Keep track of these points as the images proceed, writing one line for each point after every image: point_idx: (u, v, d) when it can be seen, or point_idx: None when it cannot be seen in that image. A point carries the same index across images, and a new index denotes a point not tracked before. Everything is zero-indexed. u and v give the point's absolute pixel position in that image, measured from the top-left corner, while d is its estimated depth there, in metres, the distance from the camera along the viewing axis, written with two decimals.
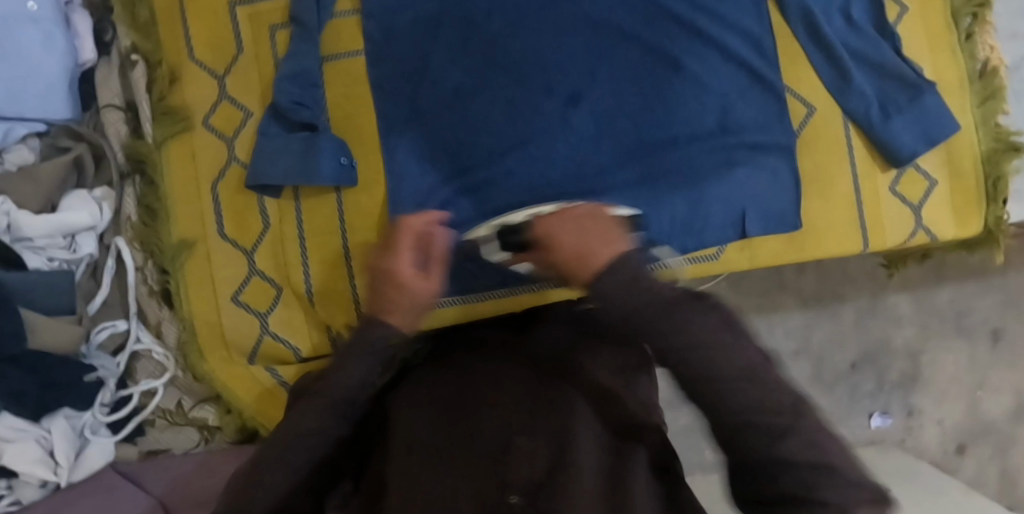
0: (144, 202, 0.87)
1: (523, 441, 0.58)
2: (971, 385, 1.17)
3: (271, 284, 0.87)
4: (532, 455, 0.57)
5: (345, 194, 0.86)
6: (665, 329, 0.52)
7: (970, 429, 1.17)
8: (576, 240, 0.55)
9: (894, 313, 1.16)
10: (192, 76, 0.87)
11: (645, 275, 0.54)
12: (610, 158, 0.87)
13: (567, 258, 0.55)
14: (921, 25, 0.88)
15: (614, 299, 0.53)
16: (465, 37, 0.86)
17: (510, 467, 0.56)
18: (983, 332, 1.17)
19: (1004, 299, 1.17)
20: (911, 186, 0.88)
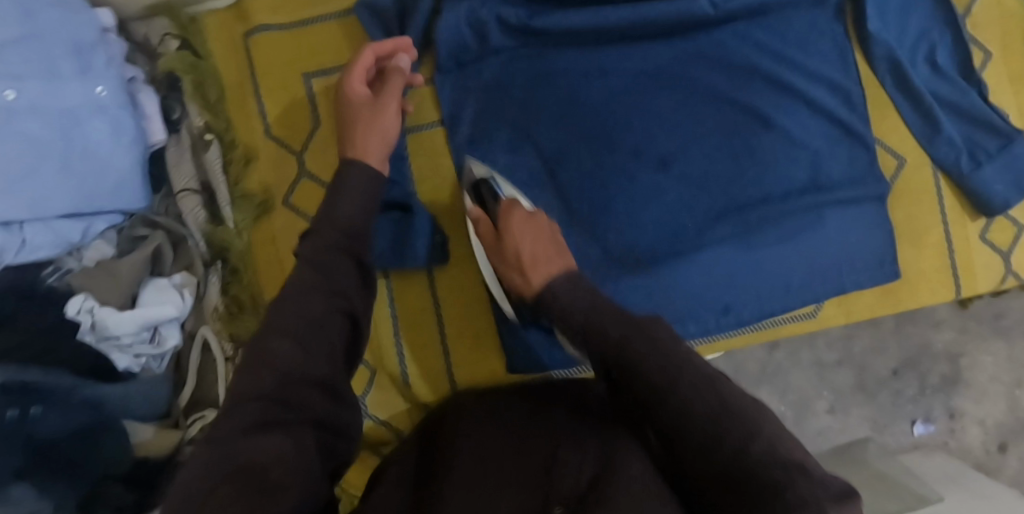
0: (231, 291, 0.82)
1: (568, 455, 0.59)
2: (1010, 384, 1.14)
3: (364, 367, 0.84)
4: (576, 473, 0.57)
5: (436, 271, 0.84)
6: None
7: (1012, 427, 1.14)
8: (530, 249, 0.68)
9: (933, 317, 1.14)
10: (269, 154, 0.84)
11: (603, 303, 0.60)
12: (703, 218, 0.86)
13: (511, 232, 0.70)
14: (1004, 69, 0.88)
15: (566, 306, 0.61)
16: (547, 94, 0.85)
17: (555, 483, 0.56)
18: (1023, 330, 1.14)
19: None
20: (1001, 232, 0.88)
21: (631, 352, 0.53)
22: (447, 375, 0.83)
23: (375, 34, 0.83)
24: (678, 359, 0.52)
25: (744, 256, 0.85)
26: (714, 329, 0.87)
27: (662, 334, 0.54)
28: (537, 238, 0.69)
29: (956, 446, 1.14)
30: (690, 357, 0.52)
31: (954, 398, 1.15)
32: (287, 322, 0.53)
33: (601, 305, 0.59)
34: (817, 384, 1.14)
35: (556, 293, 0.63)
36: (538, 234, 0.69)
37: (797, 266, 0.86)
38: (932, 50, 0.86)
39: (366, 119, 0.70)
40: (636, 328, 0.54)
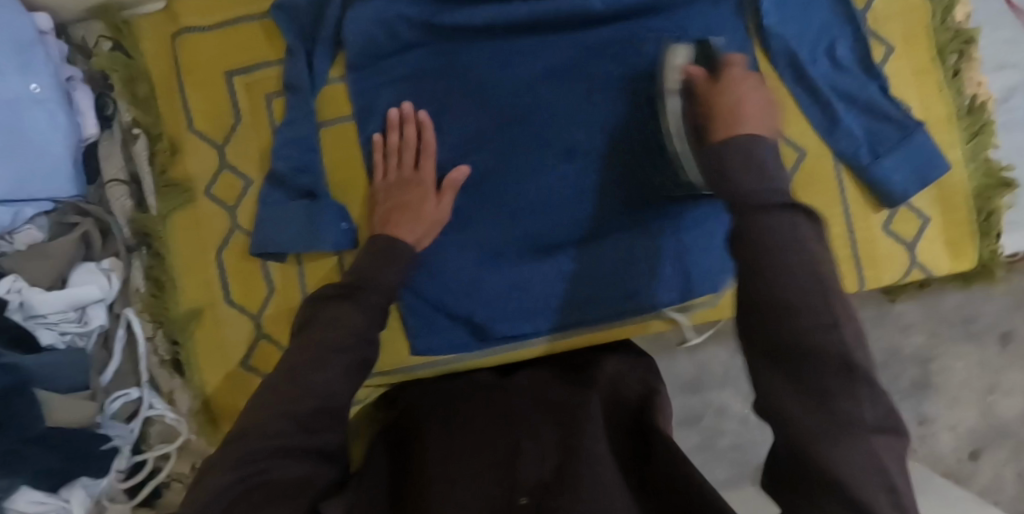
0: (152, 275, 0.88)
1: (529, 445, 0.59)
2: (983, 391, 1.04)
3: (278, 348, 0.88)
4: (540, 455, 0.58)
5: (345, 256, 0.88)
6: (795, 239, 0.49)
7: (984, 435, 1.04)
8: (731, 121, 0.59)
9: (902, 320, 1.04)
10: (193, 146, 0.89)
11: (765, 160, 0.55)
12: (608, 206, 0.87)
13: (726, 110, 0.61)
14: (908, 64, 0.88)
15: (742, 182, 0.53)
16: (447, 90, 0.87)
17: (521, 470, 0.57)
18: (994, 335, 1.04)
19: (1016, 301, 1.04)
20: (904, 223, 0.89)
21: (787, 297, 0.48)
22: None
23: (288, 33, 0.87)
24: (817, 313, 0.47)
25: (643, 244, 0.87)
26: (615, 315, 0.89)
27: (837, 309, 0.47)
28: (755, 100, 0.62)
29: (924, 454, 1.04)
30: (831, 308, 0.47)
31: (925, 404, 1.05)
32: (332, 362, 0.61)
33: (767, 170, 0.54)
34: None
35: (761, 214, 0.50)
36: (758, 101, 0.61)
37: (696, 256, 0.87)
38: (832, 45, 0.87)
39: (413, 196, 0.83)
40: (789, 272, 0.48)
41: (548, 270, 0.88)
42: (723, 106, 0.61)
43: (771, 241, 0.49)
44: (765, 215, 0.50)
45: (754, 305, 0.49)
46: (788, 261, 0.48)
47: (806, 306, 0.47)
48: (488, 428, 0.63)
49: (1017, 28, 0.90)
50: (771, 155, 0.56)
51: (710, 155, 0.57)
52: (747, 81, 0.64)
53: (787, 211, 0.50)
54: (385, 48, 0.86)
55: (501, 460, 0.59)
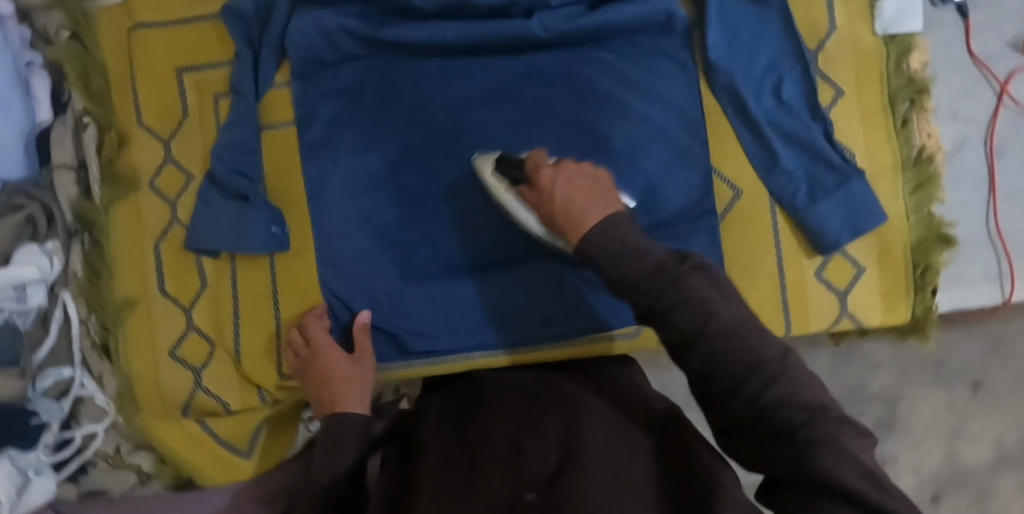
0: (88, 260, 0.91)
1: (533, 442, 0.60)
2: (948, 435, 1.05)
3: (207, 341, 0.90)
4: (544, 449, 0.59)
5: (277, 258, 0.90)
6: (720, 310, 0.48)
7: (946, 476, 1.04)
8: (583, 202, 0.60)
9: (871, 360, 1.05)
10: (139, 140, 0.91)
11: (645, 251, 0.53)
12: (531, 227, 0.87)
13: (563, 212, 0.60)
14: (857, 108, 0.86)
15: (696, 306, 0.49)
16: (385, 104, 0.88)
17: (527, 465, 0.58)
18: (963, 380, 1.04)
19: (988, 349, 1.04)
20: (838, 272, 0.86)
21: (733, 357, 0.47)
22: (276, 353, 0.89)
23: (235, 37, 0.89)
24: (774, 360, 0.47)
25: (562, 268, 0.87)
26: (529, 338, 0.88)
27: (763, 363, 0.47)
28: (572, 180, 0.63)
29: None
30: (774, 351, 0.48)
31: (886, 444, 1.05)
32: (337, 467, 0.72)
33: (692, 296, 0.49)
34: None
35: (661, 290, 0.50)
36: (580, 188, 0.61)
37: (615, 284, 0.87)
38: (779, 83, 0.85)
39: (339, 390, 0.82)
40: (738, 333, 0.48)
41: (467, 290, 0.89)
42: (565, 208, 0.60)
43: (709, 324, 0.48)
44: (675, 287, 0.50)
45: (702, 362, 0.48)
46: (734, 331, 0.48)
47: (749, 354, 0.47)
48: (493, 404, 0.68)
49: (978, 79, 0.89)
50: (640, 230, 0.56)
51: (587, 260, 0.56)
52: (550, 169, 0.65)
53: (701, 272, 0.51)
54: (325, 59, 0.88)
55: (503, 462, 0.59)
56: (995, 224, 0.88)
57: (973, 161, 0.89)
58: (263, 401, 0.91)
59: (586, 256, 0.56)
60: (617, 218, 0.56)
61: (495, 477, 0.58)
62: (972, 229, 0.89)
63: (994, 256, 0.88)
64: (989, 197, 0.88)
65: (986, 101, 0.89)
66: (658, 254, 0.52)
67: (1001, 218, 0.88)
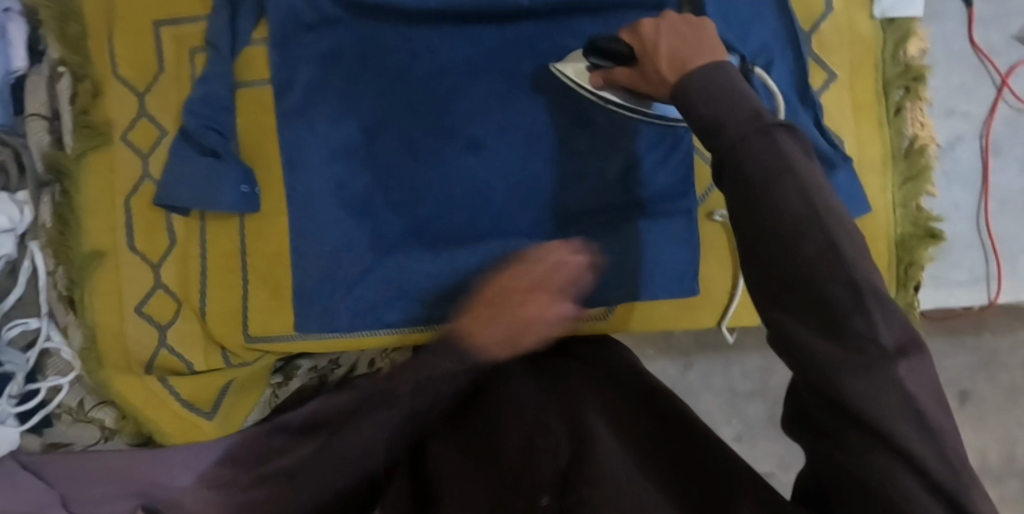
0: (58, 211, 0.89)
1: (544, 443, 0.70)
2: None
3: (173, 299, 0.89)
4: (553, 452, 0.69)
5: (247, 219, 0.88)
6: (785, 164, 0.47)
7: None
8: (690, 51, 0.58)
9: None
10: (114, 92, 0.90)
11: (742, 94, 0.51)
12: (511, 202, 0.87)
13: (671, 61, 0.58)
14: (849, 95, 0.83)
15: (746, 158, 0.48)
16: (362, 68, 0.87)
17: (539, 467, 0.68)
18: (952, 391, 1.09)
19: (980, 361, 1.09)
20: None
21: (777, 225, 0.47)
22: (242, 317, 0.88)
23: None
24: (818, 247, 0.46)
25: (538, 247, 0.87)
26: None
27: (834, 232, 0.46)
28: (680, 37, 0.60)
29: None
30: (824, 217, 0.46)
31: None
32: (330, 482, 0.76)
33: (778, 157, 0.47)
34: (726, 411, 1.14)
35: (744, 143, 0.49)
36: (696, 35, 0.59)
37: None
38: (769, 64, 0.82)
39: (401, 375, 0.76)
40: (784, 197, 0.47)
41: (436, 264, 0.87)
42: (669, 57, 0.58)
43: (755, 182, 0.48)
44: (766, 139, 0.48)
45: (759, 236, 0.48)
46: (796, 202, 0.47)
47: (801, 211, 0.47)
48: (501, 417, 0.75)
49: (979, 72, 0.85)
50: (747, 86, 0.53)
51: (685, 108, 0.54)
52: (683, 32, 0.60)
53: (776, 128, 0.48)
54: (303, 19, 0.86)
55: (518, 461, 0.69)
56: (986, 224, 0.85)
57: (967, 158, 0.86)
58: (228, 363, 0.91)
59: (684, 96, 0.54)
60: (728, 68, 0.54)
61: (513, 493, 0.66)
62: (961, 229, 0.86)
63: (983, 257, 0.86)
64: (982, 196, 0.85)
65: (986, 95, 0.85)
66: (758, 104, 0.51)
67: (992, 219, 0.85)
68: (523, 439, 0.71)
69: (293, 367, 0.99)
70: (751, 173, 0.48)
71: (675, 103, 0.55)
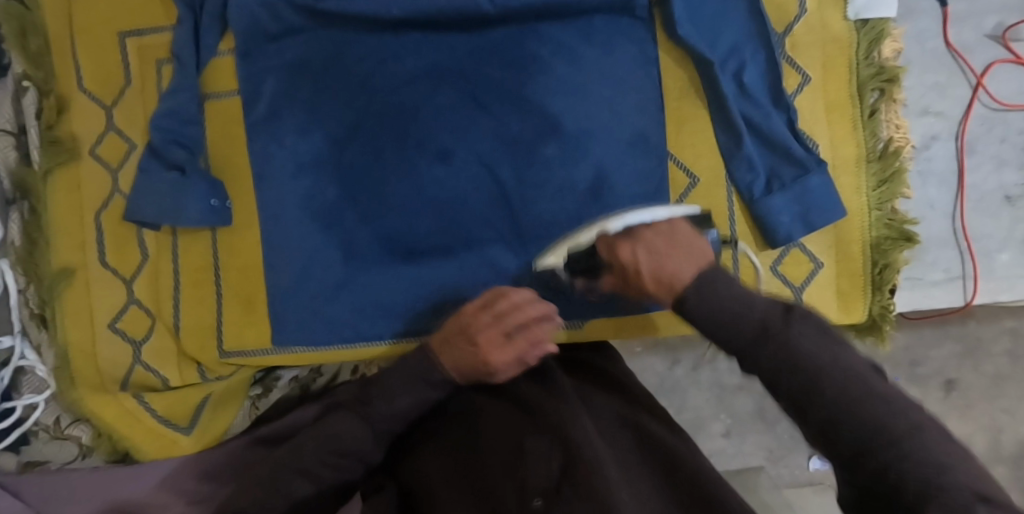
0: (27, 231, 0.88)
1: (533, 443, 0.67)
2: None
3: (147, 314, 0.89)
4: (542, 457, 0.65)
5: (219, 232, 0.88)
6: (762, 308, 0.55)
7: None
8: (671, 265, 0.58)
9: None
10: (80, 106, 0.89)
11: (731, 290, 0.56)
12: (484, 209, 0.86)
13: (652, 273, 0.59)
14: (822, 97, 0.83)
15: (720, 319, 0.56)
16: (327, 78, 0.85)
17: (529, 471, 0.64)
18: (938, 381, 1.10)
19: (963, 350, 1.09)
20: (794, 266, 0.84)
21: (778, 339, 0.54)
22: (216, 331, 0.88)
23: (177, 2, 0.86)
24: (813, 345, 0.53)
25: (510, 256, 0.86)
26: None
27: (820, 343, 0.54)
28: (664, 246, 0.60)
29: None
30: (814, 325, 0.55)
31: None
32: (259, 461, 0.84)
33: (748, 296, 0.56)
34: (715, 407, 1.14)
35: (719, 289, 0.56)
36: (673, 243, 0.60)
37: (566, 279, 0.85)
38: (741, 68, 0.81)
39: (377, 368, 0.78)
40: (774, 324, 0.54)
41: (407, 276, 0.86)
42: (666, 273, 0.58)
43: (747, 322, 0.55)
44: (735, 297, 0.56)
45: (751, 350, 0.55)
46: (784, 322, 0.54)
47: (786, 326, 0.54)
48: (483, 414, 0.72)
49: (953, 71, 0.84)
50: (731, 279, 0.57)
51: (688, 316, 0.57)
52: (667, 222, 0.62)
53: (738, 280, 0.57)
54: (269, 31, 0.86)
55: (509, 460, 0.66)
56: (962, 224, 0.85)
57: (942, 158, 0.85)
58: (204, 377, 0.90)
59: (682, 311, 0.57)
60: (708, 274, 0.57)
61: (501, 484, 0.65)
62: (936, 229, 0.86)
63: (960, 257, 0.85)
64: (957, 196, 0.85)
65: (961, 94, 0.84)
66: (736, 277, 0.57)
67: (968, 218, 0.85)
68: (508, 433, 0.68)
69: (273, 379, 0.96)
70: (736, 324, 0.55)
71: (681, 318, 0.58)
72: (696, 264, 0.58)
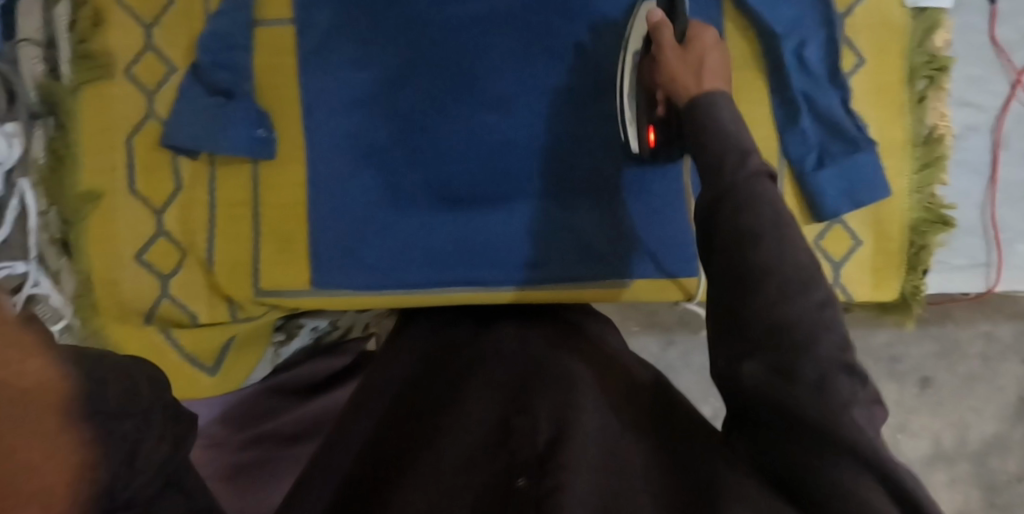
0: (53, 147, 0.83)
1: (522, 421, 0.52)
2: (892, 427, 1.16)
3: (176, 248, 0.85)
4: (531, 433, 0.50)
5: (261, 166, 0.84)
6: (774, 265, 0.51)
7: None
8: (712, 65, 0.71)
9: None
10: (116, 22, 0.84)
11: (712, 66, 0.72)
12: (534, 164, 0.85)
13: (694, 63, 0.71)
14: (874, 80, 0.85)
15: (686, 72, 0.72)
16: (388, 14, 0.83)
17: (516, 447, 0.49)
18: (914, 376, 1.15)
19: (940, 349, 1.14)
20: (835, 242, 0.87)
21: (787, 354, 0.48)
22: (252, 268, 0.84)
23: None
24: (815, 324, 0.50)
25: (561, 213, 0.85)
26: (521, 281, 0.85)
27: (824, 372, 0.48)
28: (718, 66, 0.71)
29: None
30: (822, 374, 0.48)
31: None
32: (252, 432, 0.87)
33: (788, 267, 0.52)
34: (705, 389, 1.16)
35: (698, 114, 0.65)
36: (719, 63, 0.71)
37: (619, 241, 0.85)
38: (802, 44, 0.83)
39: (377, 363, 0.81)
40: (794, 319, 0.49)
41: (453, 225, 0.86)
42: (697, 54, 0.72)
43: (765, 262, 0.52)
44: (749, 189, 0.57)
45: (746, 276, 0.52)
46: (789, 312, 0.50)
47: (786, 294, 0.50)
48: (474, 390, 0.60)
49: (996, 67, 0.88)
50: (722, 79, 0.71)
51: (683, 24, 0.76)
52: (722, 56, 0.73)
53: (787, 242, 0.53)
54: None
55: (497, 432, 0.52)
56: (991, 214, 0.89)
57: (977, 149, 0.89)
58: (233, 316, 0.86)
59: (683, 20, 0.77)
60: (719, 93, 0.66)
61: (484, 452, 0.50)
62: (968, 217, 0.90)
63: (986, 247, 0.89)
64: (988, 186, 0.89)
65: (1000, 89, 0.88)
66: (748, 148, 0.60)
67: (999, 210, 0.89)
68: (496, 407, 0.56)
69: (296, 326, 0.94)
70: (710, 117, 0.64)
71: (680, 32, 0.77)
72: (716, 83, 0.69)
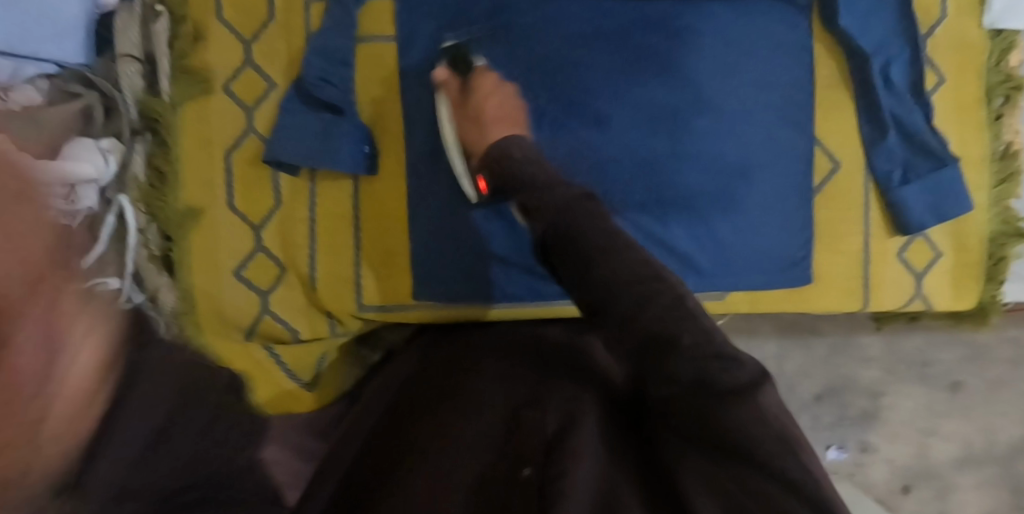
0: (154, 163, 0.83)
1: (529, 414, 0.55)
2: (921, 431, 1.14)
3: (276, 264, 0.85)
4: (538, 427, 0.53)
5: (361, 182, 0.85)
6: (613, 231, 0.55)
7: (914, 469, 1.14)
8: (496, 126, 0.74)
9: (865, 353, 1.15)
10: (215, 37, 0.83)
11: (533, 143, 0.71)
12: (623, 180, 0.84)
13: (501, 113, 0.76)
14: (955, 98, 0.89)
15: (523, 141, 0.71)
16: (491, 30, 0.84)
17: (522, 438, 0.52)
18: (945, 381, 1.14)
19: (967, 354, 1.14)
20: (918, 254, 0.90)
21: (646, 317, 0.50)
22: (354, 283, 0.85)
23: None
24: (662, 284, 0.51)
25: (656, 231, 0.84)
26: None
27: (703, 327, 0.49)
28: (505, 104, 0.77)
29: (861, 479, 1.15)
30: (677, 318, 0.49)
31: (868, 433, 1.15)
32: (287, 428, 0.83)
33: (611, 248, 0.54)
34: None
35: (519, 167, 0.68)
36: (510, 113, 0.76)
37: (714, 259, 0.86)
38: (887, 64, 0.86)
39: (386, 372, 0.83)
40: (642, 282, 0.51)
41: None
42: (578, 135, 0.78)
43: (595, 245, 0.55)
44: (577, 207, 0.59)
45: (590, 263, 0.54)
46: (643, 287, 0.51)
47: (629, 253, 0.54)
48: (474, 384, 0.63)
49: None
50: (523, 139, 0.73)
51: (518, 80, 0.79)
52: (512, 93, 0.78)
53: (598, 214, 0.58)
54: None
55: (504, 423, 0.55)
56: None
57: None
58: (332, 331, 0.87)
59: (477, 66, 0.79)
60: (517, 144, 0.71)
61: (486, 444, 0.53)
62: None
63: None
64: None
65: None
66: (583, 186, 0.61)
67: None
68: (495, 398, 0.59)
69: None
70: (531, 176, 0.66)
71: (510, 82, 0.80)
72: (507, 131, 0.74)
